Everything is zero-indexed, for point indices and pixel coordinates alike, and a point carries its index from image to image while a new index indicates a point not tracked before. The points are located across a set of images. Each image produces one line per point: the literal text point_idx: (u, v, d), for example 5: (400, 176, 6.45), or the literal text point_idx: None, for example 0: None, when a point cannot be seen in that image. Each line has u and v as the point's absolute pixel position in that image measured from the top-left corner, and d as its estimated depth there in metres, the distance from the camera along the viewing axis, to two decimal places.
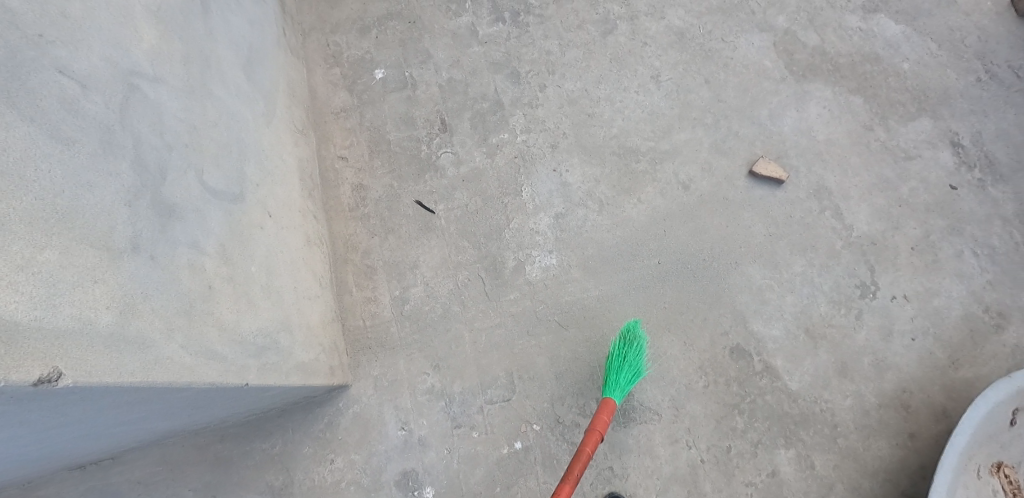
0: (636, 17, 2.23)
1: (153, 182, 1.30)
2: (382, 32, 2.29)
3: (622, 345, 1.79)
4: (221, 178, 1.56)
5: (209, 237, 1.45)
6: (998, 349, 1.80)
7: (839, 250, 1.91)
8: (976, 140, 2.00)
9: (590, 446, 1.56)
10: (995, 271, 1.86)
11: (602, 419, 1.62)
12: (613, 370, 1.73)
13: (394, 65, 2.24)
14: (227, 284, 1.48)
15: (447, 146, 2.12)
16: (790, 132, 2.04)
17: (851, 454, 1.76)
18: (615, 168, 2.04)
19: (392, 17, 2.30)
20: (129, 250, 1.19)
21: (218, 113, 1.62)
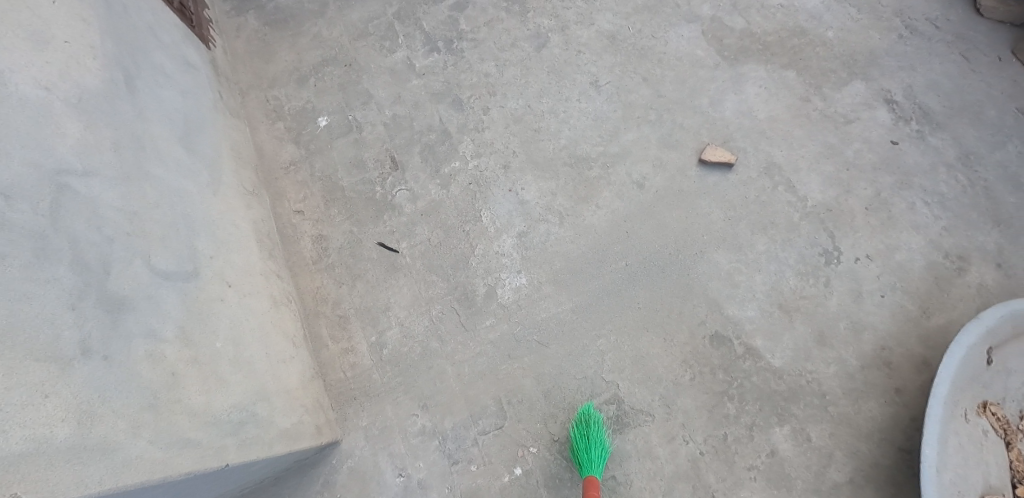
0: (567, 27, 2.26)
1: (96, 280, 1.27)
2: (318, 79, 2.27)
3: (581, 426, 1.79)
4: (171, 259, 1.53)
5: (166, 323, 1.42)
6: (966, 293, 1.83)
7: (798, 222, 1.94)
8: (909, 94, 2.05)
9: None
10: (950, 217, 1.90)
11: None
12: (582, 450, 1.74)
13: (336, 110, 2.22)
14: (192, 366, 1.45)
15: (401, 184, 2.11)
16: (734, 115, 2.08)
17: (843, 420, 1.79)
18: (569, 179, 2.05)
19: (327, 63, 2.29)
20: (80, 356, 1.16)
21: (158, 193, 1.59)
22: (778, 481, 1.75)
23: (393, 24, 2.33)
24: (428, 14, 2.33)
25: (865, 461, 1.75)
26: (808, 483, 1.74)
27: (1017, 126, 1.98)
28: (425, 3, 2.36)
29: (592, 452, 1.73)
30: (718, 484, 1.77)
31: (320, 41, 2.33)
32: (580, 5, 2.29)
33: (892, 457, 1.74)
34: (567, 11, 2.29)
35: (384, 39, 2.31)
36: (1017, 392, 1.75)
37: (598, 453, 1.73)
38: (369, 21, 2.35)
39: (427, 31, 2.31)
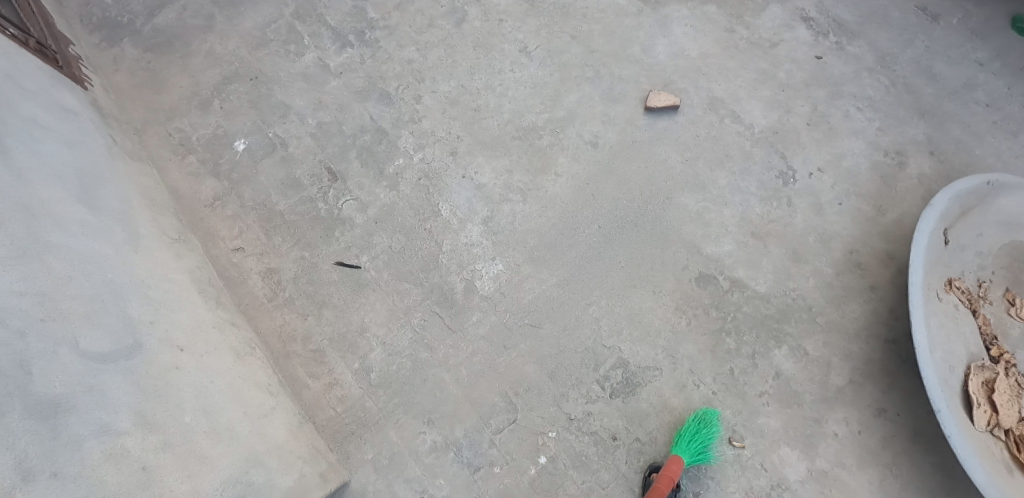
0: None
1: (18, 387, 1.07)
2: (224, 100, 2.07)
3: (701, 418, 1.75)
4: (106, 337, 1.31)
5: (120, 412, 1.24)
6: (910, 184, 1.95)
7: (750, 150, 2.01)
8: (822, 9, 2.17)
9: (660, 490, 1.59)
10: (880, 117, 2.02)
11: (671, 470, 1.62)
12: (685, 437, 1.71)
13: (254, 129, 2.04)
14: (164, 452, 1.28)
15: (346, 194, 1.98)
16: (668, 58, 2.13)
17: (833, 328, 1.86)
18: (522, 152, 2.03)
19: (230, 80, 2.10)
20: (20, 483, 0.98)
21: (69, 265, 1.35)
22: (789, 401, 1.81)
23: (294, 25, 2.19)
24: (330, 8, 2.22)
25: (859, 361, 1.84)
26: (815, 395, 1.81)
27: (918, 22, 2.14)
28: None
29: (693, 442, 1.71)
30: (736, 419, 1.79)
31: (215, 58, 2.12)
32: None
33: (880, 351, 1.84)
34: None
35: (288, 43, 2.16)
36: (973, 264, 1.88)
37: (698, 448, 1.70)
38: (266, 26, 2.18)
39: (333, 26, 2.19)
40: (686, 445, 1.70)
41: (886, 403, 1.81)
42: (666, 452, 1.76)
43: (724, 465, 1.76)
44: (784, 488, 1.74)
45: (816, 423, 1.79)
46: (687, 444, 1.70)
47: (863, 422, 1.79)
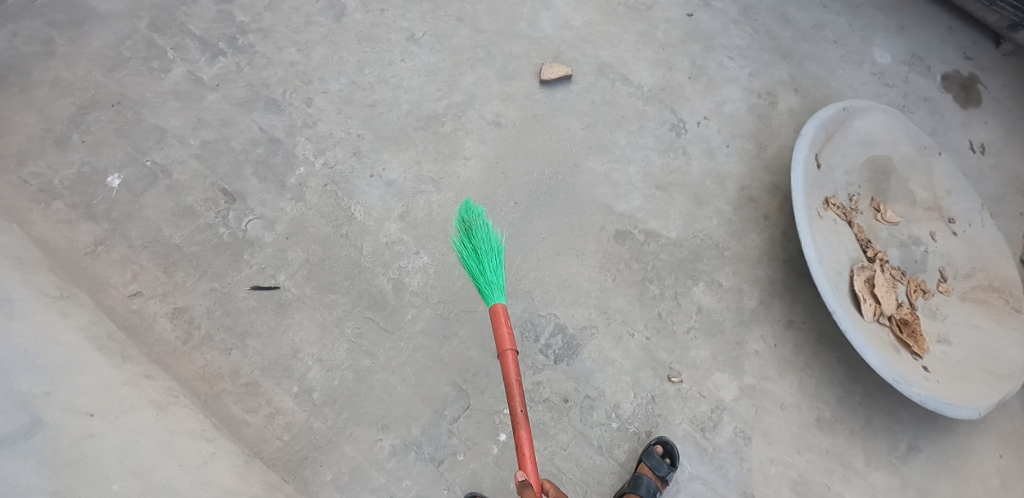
0: None
1: None
2: (85, 133, 1.89)
3: (467, 240, 1.75)
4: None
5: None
6: (783, 120, 2.19)
7: (643, 109, 2.14)
8: None
9: (512, 369, 1.42)
10: (749, 64, 2.24)
11: (501, 328, 1.46)
12: (467, 255, 1.72)
13: (128, 160, 1.89)
14: None
15: (248, 213, 1.89)
16: (554, 31, 2.20)
17: (739, 258, 2.04)
18: (427, 141, 2.01)
19: (88, 109, 1.91)
20: None
21: None
22: (713, 331, 1.96)
23: (154, 39, 2.04)
24: (193, 16, 2.09)
25: (765, 283, 2.03)
26: (735, 321, 1.98)
27: None
28: (183, 4, 2.10)
29: (484, 265, 1.66)
30: (672, 358, 1.92)
31: (64, 86, 1.92)
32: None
33: (781, 270, 2.05)
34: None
35: (149, 59, 2.01)
36: (842, 181, 2.12)
37: (493, 274, 1.64)
38: (120, 44, 2.01)
39: (199, 35, 2.07)
40: (485, 283, 1.62)
41: (793, 316, 2.02)
42: (615, 401, 1.86)
43: (669, 402, 1.88)
44: (722, 409, 1.91)
45: (739, 345, 1.97)
46: (482, 275, 1.64)
47: (777, 336, 1.99)
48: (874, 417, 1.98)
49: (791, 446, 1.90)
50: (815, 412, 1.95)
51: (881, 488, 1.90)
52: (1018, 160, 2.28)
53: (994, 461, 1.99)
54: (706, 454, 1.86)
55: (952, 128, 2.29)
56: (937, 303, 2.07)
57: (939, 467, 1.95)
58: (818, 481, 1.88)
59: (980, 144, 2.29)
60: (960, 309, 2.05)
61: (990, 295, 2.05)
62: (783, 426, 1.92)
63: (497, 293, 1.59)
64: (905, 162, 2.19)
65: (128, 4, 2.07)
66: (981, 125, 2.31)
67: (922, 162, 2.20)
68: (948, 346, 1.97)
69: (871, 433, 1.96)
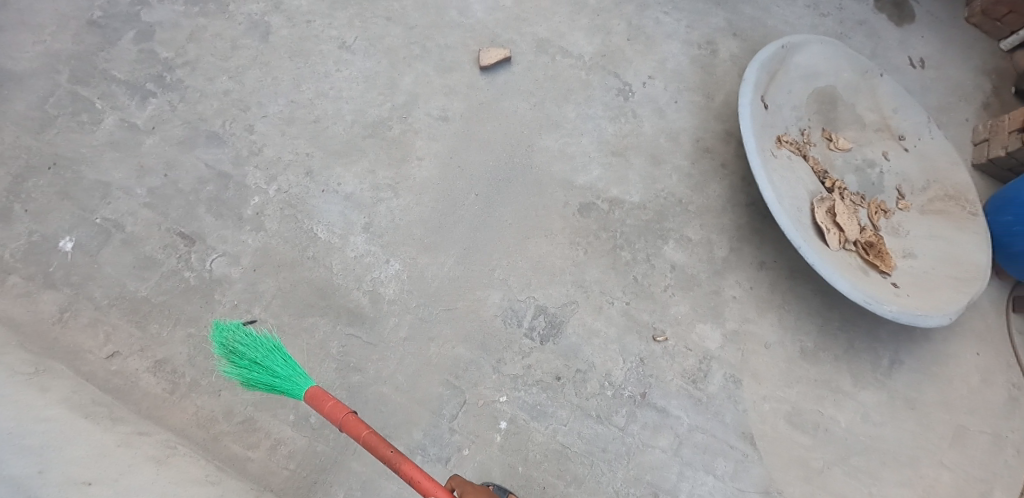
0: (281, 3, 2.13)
1: None
2: (26, 201, 1.85)
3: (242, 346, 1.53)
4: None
5: None
6: (726, 67, 2.21)
7: (587, 79, 2.13)
8: None
9: (364, 429, 1.27)
10: (685, 16, 2.24)
11: (331, 404, 1.30)
12: (244, 372, 1.49)
13: (77, 221, 1.86)
14: None
15: (211, 253, 1.88)
16: (486, 15, 2.15)
17: (704, 210, 2.07)
18: (377, 148, 1.99)
19: (25, 176, 1.87)
20: None
21: None
22: (689, 285, 2.00)
23: (77, 91, 1.98)
24: (113, 60, 2.03)
25: (732, 230, 2.07)
26: (709, 271, 2.02)
27: None
28: (100, 49, 2.04)
29: (270, 368, 1.47)
30: (653, 318, 1.96)
31: None
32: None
33: (746, 215, 2.09)
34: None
35: (78, 113, 1.96)
36: (792, 117, 2.15)
37: (282, 370, 1.46)
38: (44, 103, 1.95)
39: (124, 79, 2.02)
40: (283, 382, 1.45)
41: (764, 257, 2.07)
42: (606, 370, 1.90)
43: (657, 361, 1.93)
44: (710, 358, 1.97)
45: (717, 294, 2.01)
46: (279, 379, 1.45)
47: (752, 279, 2.05)
48: (856, 340, 2.06)
49: (779, 381, 1.99)
50: (800, 345, 2.03)
51: (870, 404, 2.02)
52: (958, 69, 2.35)
53: (970, 360, 2.10)
54: (701, 403, 1.93)
55: (890, 48, 2.34)
56: (898, 220, 2.14)
57: (922, 375, 2.07)
58: (810, 409, 1.98)
59: (920, 60, 2.35)
60: (921, 222, 2.12)
61: (948, 204, 2.12)
62: (770, 364, 2.00)
63: (302, 381, 1.44)
64: (850, 88, 2.23)
65: (44, 58, 2.00)
66: (917, 40, 2.37)
67: (867, 85, 2.23)
68: (914, 259, 2.05)
69: (855, 355, 2.05)
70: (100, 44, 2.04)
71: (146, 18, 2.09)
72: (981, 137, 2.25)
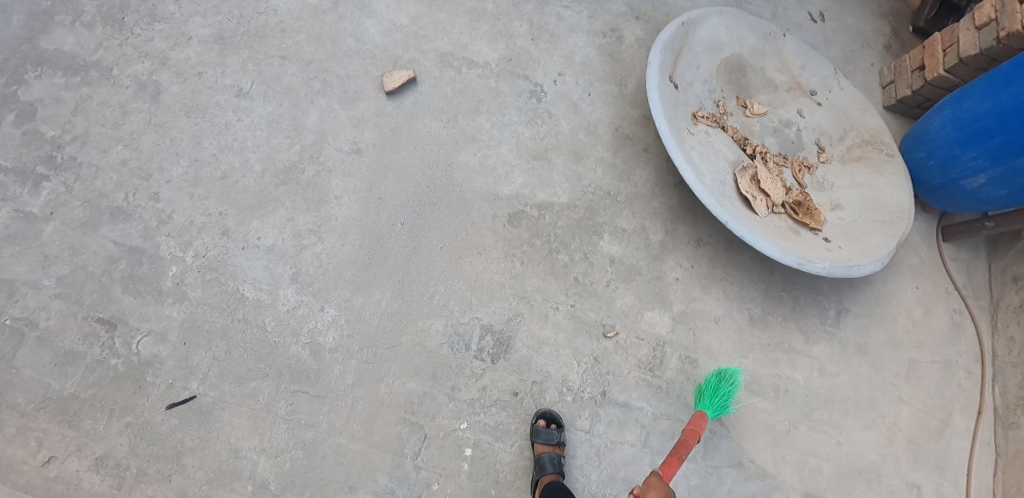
0: (167, 58, 1.99)
1: None
2: None
3: None
4: None
5: None
6: (632, 51, 2.22)
7: (497, 86, 2.09)
8: None
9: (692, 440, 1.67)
10: (584, 7, 2.24)
11: (698, 423, 1.71)
12: (706, 393, 1.83)
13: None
14: None
15: (135, 334, 1.79)
16: (384, 37, 2.08)
17: (633, 198, 2.07)
18: (293, 195, 1.91)
19: None
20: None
21: None
22: (631, 276, 2.00)
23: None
24: None
25: (664, 212, 2.07)
26: (648, 258, 2.02)
27: None
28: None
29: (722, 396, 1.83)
30: (601, 316, 1.94)
31: None
32: (159, 27, 2.02)
33: (674, 196, 2.10)
34: (153, 41, 2.00)
35: None
36: (704, 91, 2.16)
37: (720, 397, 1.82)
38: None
39: (10, 166, 1.87)
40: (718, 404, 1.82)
41: (699, 233, 2.08)
42: (562, 376, 1.88)
43: (612, 357, 1.92)
44: (663, 344, 1.96)
45: (659, 279, 2.01)
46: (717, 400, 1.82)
47: (691, 258, 2.05)
48: (800, 298, 2.09)
49: (733, 353, 2.00)
50: (748, 313, 2.05)
51: (824, 358, 2.04)
52: (854, 17, 2.41)
53: (910, 297, 2.15)
54: (662, 390, 1.92)
55: (789, 6, 2.38)
56: (822, 174, 2.18)
57: (868, 319, 2.10)
58: (768, 374, 2.00)
59: (818, 13, 2.39)
60: (843, 172, 2.17)
61: (867, 150, 2.16)
62: (722, 338, 2.01)
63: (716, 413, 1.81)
64: (756, 53, 2.25)
65: None
66: None
67: (771, 47, 2.26)
68: (841, 211, 2.09)
69: (802, 312, 2.08)
70: None
71: (24, 97, 1.92)
72: (888, 80, 2.33)
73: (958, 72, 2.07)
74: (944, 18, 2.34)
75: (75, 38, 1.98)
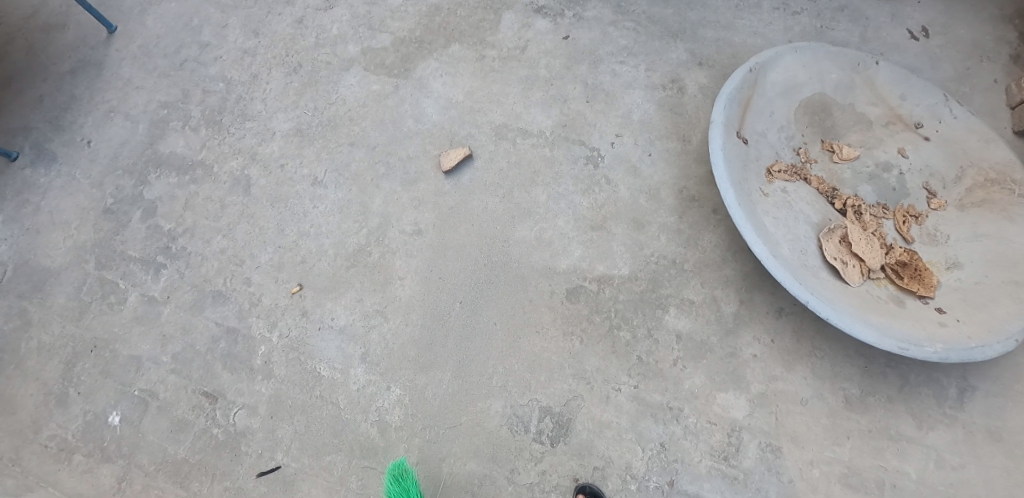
0: (256, 152, 2.14)
1: None
2: (77, 385, 1.92)
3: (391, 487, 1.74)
4: None
5: None
6: (696, 102, 2.05)
7: (551, 154, 2.05)
8: None
9: None
10: (642, 59, 2.12)
11: None
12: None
13: (118, 396, 1.91)
14: None
15: (232, 407, 1.90)
16: (442, 116, 2.13)
17: (701, 265, 1.92)
18: (361, 276, 2.00)
19: (73, 362, 1.94)
20: None
21: None
22: (700, 353, 1.85)
23: (103, 276, 2.03)
24: (127, 241, 2.06)
25: (738, 280, 1.90)
26: (720, 333, 1.86)
27: None
28: (115, 233, 2.07)
29: None
30: (667, 397, 1.83)
31: (47, 349, 1.95)
32: (249, 125, 2.18)
33: (750, 261, 1.92)
34: (244, 138, 2.16)
35: (106, 295, 2.00)
36: (781, 139, 1.93)
37: None
38: (79, 292, 2.01)
39: (139, 256, 2.05)
40: None
41: (781, 301, 1.88)
42: (625, 462, 1.79)
43: (680, 443, 1.79)
44: (739, 429, 1.79)
45: (734, 356, 1.84)
46: None
47: (771, 331, 1.86)
48: (910, 374, 1.81)
49: (825, 440, 1.76)
50: (843, 393, 1.80)
51: (943, 446, 1.73)
52: (966, 28, 2.03)
53: None
54: (738, 482, 1.75)
55: (882, 26, 2.06)
56: (934, 224, 1.85)
57: (1004, 399, 1.76)
58: (869, 466, 1.73)
59: (920, 29, 2.04)
60: (963, 221, 1.82)
61: (992, 190, 1.80)
62: (811, 422, 1.78)
63: None
64: (842, 87, 1.96)
65: (74, 250, 2.06)
66: (911, 8, 2.07)
67: (861, 79, 1.96)
68: (961, 270, 1.76)
69: (912, 392, 1.79)
70: (115, 229, 2.08)
71: (148, 196, 2.11)
72: (1017, 100, 1.91)
73: None
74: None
75: (185, 140, 2.18)
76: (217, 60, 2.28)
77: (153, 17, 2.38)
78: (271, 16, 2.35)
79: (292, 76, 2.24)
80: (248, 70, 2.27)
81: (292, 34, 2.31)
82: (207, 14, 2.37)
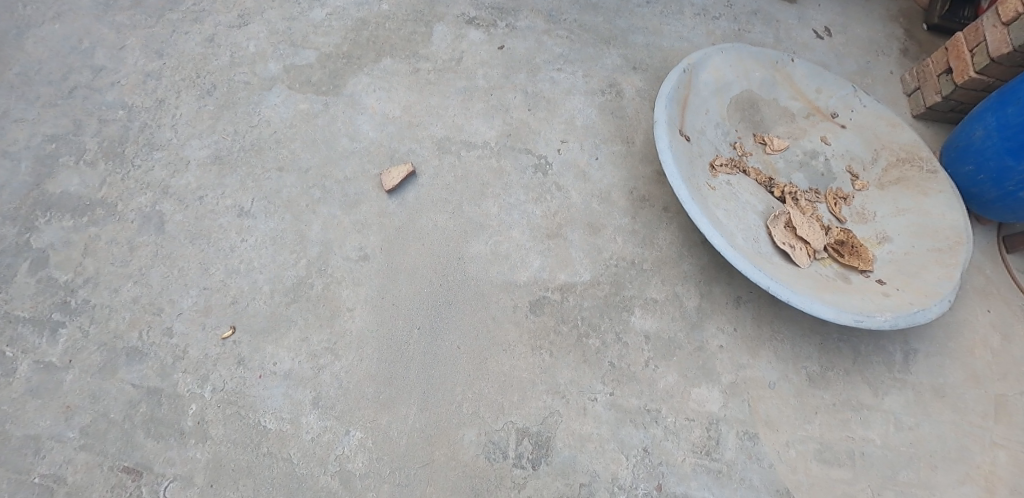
0: (169, 184, 1.90)
1: None
2: None
3: None
4: None
5: None
6: (634, 105, 2.14)
7: (499, 166, 2.01)
8: (476, 6, 2.27)
9: None
10: (578, 67, 2.18)
11: None
12: None
13: (13, 486, 1.56)
14: None
15: (161, 480, 1.60)
16: (380, 131, 2.02)
17: (659, 264, 1.93)
18: (306, 312, 1.80)
19: None
20: None
21: None
22: (670, 350, 1.84)
23: None
24: (13, 299, 1.74)
25: (695, 274, 1.93)
26: (685, 329, 1.86)
27: None
28: None
29: None
30: (644, 400, 1.78)
31: None
32: (159, 154, 1.94)
33: (703, 257, 1.96)
34: (154, 171, 1.92)
35: None
36: (717, 136, 2.00)
37: None
38: None
39: (28, 315, 1.73)
40: None
41: (736, 291, 1.93)
42: (612, 474, 1.70)
43: (663, 445, 1.74)
44: (717, 422, 1.78)
45: (702, 350, 1.85)
46: None
47: (732, 320, 1.89)
48: (860, 346, 1.90)
49: (797, 420, 1.79)
50: (805, 372, 1.85)
51: (899, 410, 1.82)
52: (861, 26, 2.33)
53: (983, 324, 1.95)
54: (723, 475, 1.72)
55: (791, 26, 2.29)
56: (861, 203, 1.99)
57: (942, 358, 1.89)
58: (839, 439, 1.78)
59: (824, 28, 2.30)
60: (885, 198, 1.98)
61: (905, 169, 1.98)
62: (781, 404, 1.81)
63: None
64: (765, 85, 2.09)
65: None
66: (814, 11, 2.34)
67: (780, 76, 2.10)
68: (891, 243, 1.90)
69: (865, 362, 1.88)
70: None
71: (36, 244, 1.80)
72: (912, 87, 2.20)
73: (990, 72, 1.96)
74: (959, 9, 2.30)
75: (81, 177, 1.89)
76: (115, 86, 2.03)
77: (32, 40, 2.08)
78: (176, 35, 2.13)
79: (206, 99, 2.03)
80: (153, 95, 2.03)
81: (202, 54, 2.11)
82: (99, 35, 2.11)
